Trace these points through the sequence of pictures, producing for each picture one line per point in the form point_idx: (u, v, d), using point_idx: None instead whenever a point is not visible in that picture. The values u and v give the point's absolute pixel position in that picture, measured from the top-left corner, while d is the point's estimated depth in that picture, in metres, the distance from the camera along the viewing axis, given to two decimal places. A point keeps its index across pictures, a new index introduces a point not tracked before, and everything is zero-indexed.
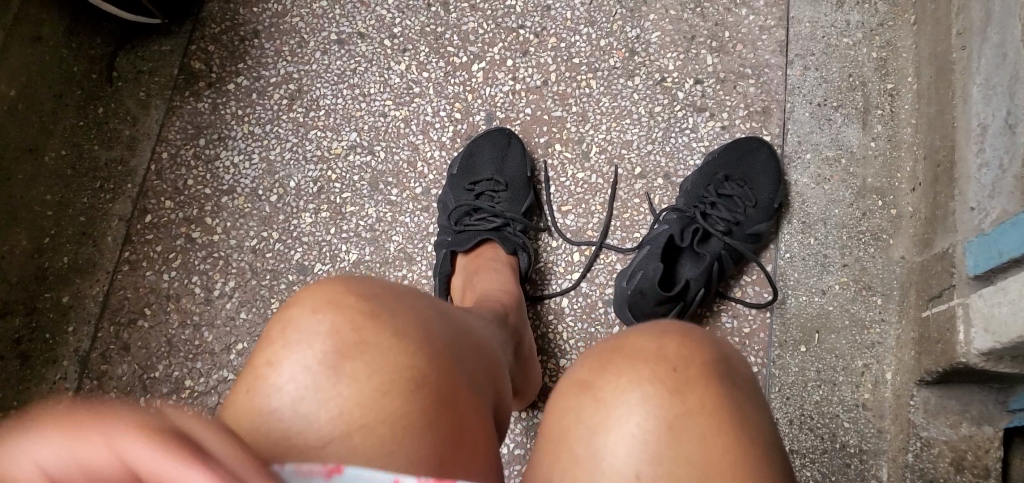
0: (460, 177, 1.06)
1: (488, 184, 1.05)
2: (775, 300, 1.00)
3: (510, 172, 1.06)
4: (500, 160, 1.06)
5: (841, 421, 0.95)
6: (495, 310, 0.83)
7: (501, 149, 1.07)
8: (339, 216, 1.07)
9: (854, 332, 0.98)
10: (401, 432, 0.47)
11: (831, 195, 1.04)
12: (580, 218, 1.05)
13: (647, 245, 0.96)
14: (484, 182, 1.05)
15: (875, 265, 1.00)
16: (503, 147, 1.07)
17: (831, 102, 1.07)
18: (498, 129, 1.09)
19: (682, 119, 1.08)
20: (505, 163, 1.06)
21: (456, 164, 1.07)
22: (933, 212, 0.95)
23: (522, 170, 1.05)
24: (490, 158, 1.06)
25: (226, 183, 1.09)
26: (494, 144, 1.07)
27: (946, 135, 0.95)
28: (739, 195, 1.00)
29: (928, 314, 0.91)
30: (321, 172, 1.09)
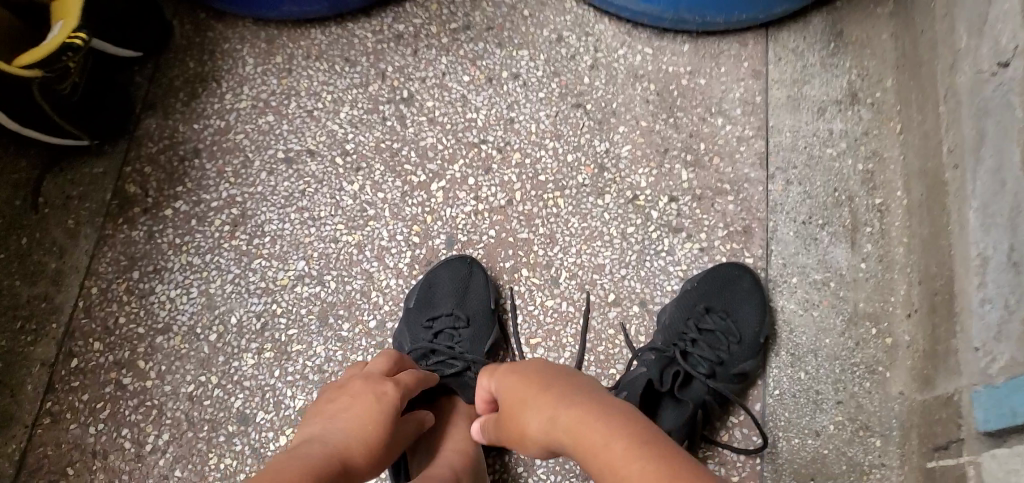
0: (417, 312, 0.97)
1: (448, 321, 0.96)
2: (766, 445, 0.92)
3: (471, 306, 0.97)
4: (459, 293, 0.97)
5: None
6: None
7: (462, 279, 0.98)
8: (283, 355, 0.97)
9: (853, 479, 0.89)
10: None
11: (820, 323, 0.97)
12: (550, 352, 0.96)
13: (624, 391, 0.87)
14: (443, 318, 0.96)
15: (871, 402, 0.91)
16: (464, 277, 0.98)
17: (816, 220, 1.01)
18: (458, 256, 1.00)
19: (657, 240, 1.00)
20: (466, 296, 0.97)
21: (412, 296, 0.97)
22: (932, 347, 0.86)
23: (486, 303, 0.97)
24: (449, 290, 0.97)
25: (161, 319, 1.00)
26: (454, 274, 0.98)
27: (942, 262, 0.86)
28: (723, 331, 0.94)
29: (934, 465, 0.82)
30: (266, 305, 1.00)
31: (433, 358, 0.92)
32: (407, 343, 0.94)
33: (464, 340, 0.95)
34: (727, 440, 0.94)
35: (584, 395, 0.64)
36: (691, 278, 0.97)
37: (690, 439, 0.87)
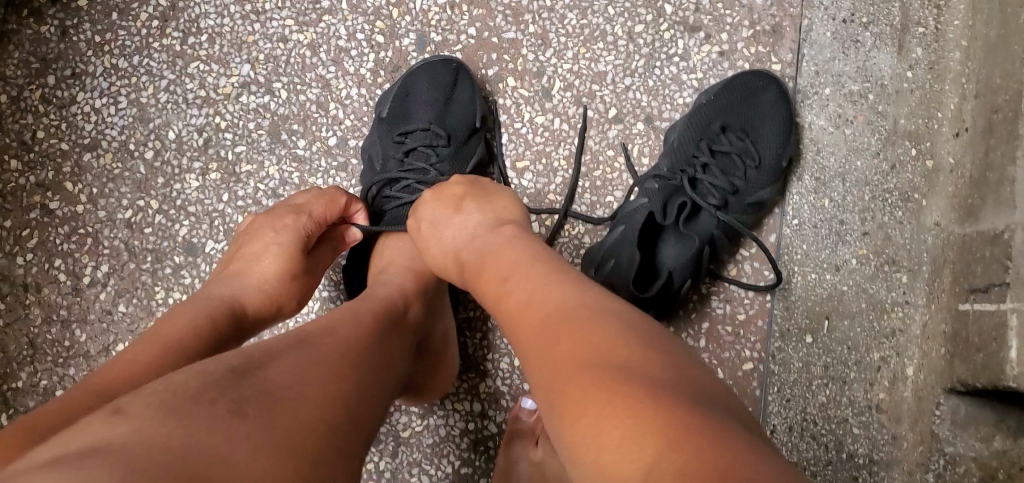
0: (389, 122, 0.82)
1: (425, 136, 0.83)
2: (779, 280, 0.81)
3: (455, 122, 0.83)
4: (441, 106, 0.83)
5: (850, 427, 0.80)
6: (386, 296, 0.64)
7: (443, 88, 0.82)
8: (231, 177, 0.84)
9: (871, 317, 0.80)
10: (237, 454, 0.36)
11: (852, 142, 0.84)
12: (539, 178, 0.83)
13: (622, 226, 0.77)
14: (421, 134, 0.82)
15: (902, 234, 0.79)
16: (446, 85, 0.82)
17: (860, 18, 0.85)
18: (439, 59, 0.83)
19: (670, 42, 0.84)
20: (449, 110, 0.83)
21: (384, 104, 0.83)
22: (983, 173, 0.72)
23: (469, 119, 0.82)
24: (427, 102, 0.83)
25: (87, 135, 0.85)
26: (434, 80, 0.82)
27: (1009, 71, 0.70)
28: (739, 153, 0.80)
29: (968, 308, 0.72)
30: (208, 118, 0.85)
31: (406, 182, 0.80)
32: (378, 161, 0.81)
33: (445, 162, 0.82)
34: (736, 275, 0.84)
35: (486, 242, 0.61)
36: (708, 89, 0.82)
37: (694, 277, 0.77)
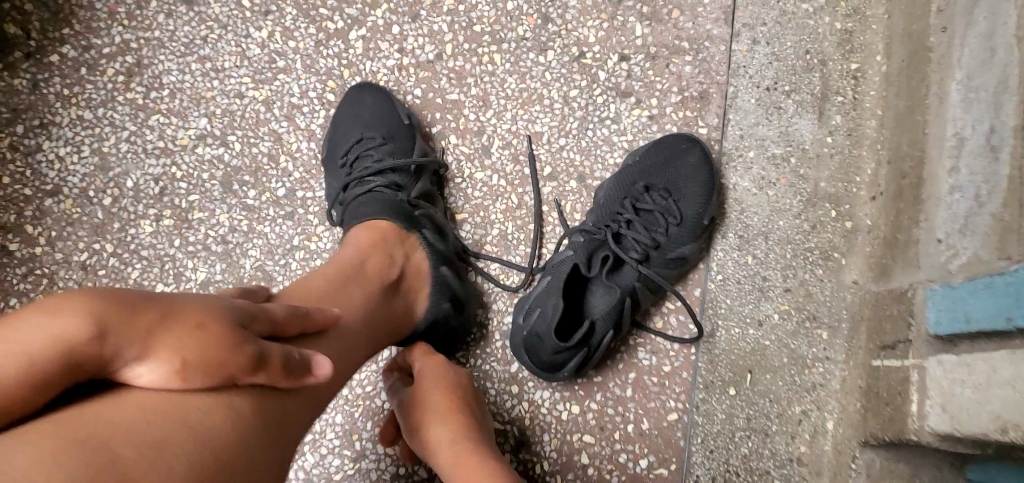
0: (331, 156, 0.87)
1: (363, 145, 0.86)
2: (701, 334, 0.86)
3: (386, 124, 0.87)
4: (375, 112, 0.88)
5: (771, 479, 0.81)
6: (375, 299, 0.72)
7: (373, 101, 0.88)
8: (184, 224, 0.88)
9: (792, 371, 0.82)
10: (220, 451, 0.46)
11: (776, 203, 0.88)
12: (477, 230, 0.88)
13: (548, 276, 0.82)
14: (363, 140, 0.86)
15: (823, 291, 0.82)
16: (365, 104, 0.88)
17: (782, 87, 0.89)
18: (365, 84, 0.89)
19: (602, 106, 0.89)
20: (379, 116, 0.87)
21: (328, 141, 0.88)
22: (894, 234, 0.77)
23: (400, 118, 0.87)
24: (352, 122, 0.88)
25: (50, 181, 0.90)
26: (360, 104, 0.88)
27: (915, 140, 0.76)
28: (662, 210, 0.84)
29: (880, 364, 0.75)
30: (165, 168, 0.90)
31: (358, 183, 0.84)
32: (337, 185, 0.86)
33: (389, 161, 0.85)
34: (661, 328, 0.89)
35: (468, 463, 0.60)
36: (636, 151, 0.87)
37: (615, 330, 0.80)
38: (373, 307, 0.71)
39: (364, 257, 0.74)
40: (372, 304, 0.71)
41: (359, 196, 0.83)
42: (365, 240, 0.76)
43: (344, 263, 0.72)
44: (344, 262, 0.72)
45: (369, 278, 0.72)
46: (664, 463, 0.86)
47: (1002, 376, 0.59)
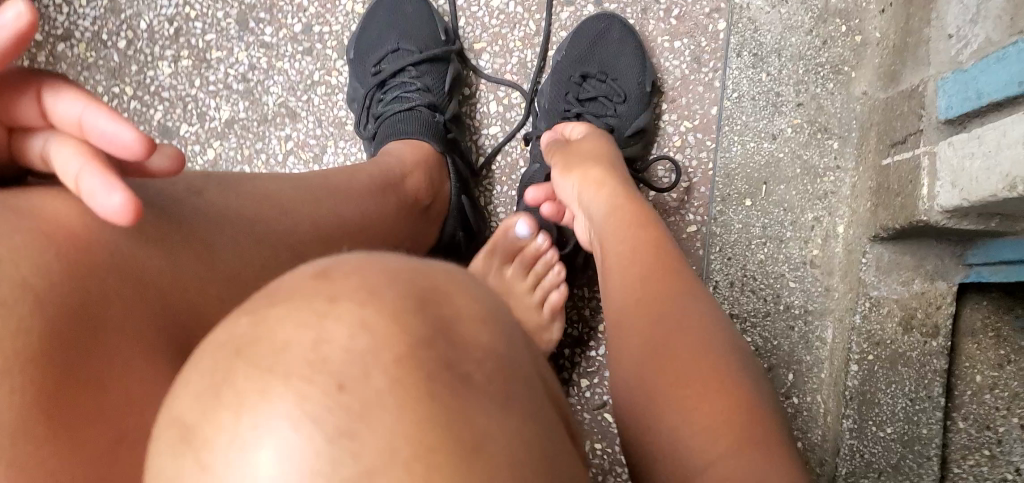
0: (360, 59, 0.89)
1: (395, 56, 0.89)
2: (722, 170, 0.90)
3: (423, 36, 0.90)
4: (413, 27, 0.90)
5: (786, 280, 0.87)
6: (403, 196, 0.76)
7: (410, 12, 0.90)
8: (203, 63, 0.89)
9: (805, 181, 0.87)
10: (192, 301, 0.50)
11: (788, 20, 0.88)
12: (496, 59, 0.91)
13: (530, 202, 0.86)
14: (399, 50, 0.89)
15: (833, 104, 0.87)
16: (398, 9, 0.91)
17: None
18: None
19: None
20: (414, 28, 0.90)
21: (350, 46, 0.89)
22: (903, 39, 0.81)
23: (434, 35, 0.89)
24: (393, 26, 0.90)
25: (60, 25, 0.88)
26: (392, 9, 0.90)
27: None
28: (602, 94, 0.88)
29: (889, 164, 0.80)
30: (177, 8, 0.89)
31: (392, 92, 0.88)
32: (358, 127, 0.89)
33: (426, 74, 0.89)
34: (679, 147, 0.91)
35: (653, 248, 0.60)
36: (561, 47, 0.90)
37: None
38: (407, 217, 0.76)
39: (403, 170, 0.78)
40: (408, 210, 0.77)
41: (394, 117, 0.86)
42: (415, 159, 0.80)
43: (386, 170, 0.76)
44: (393, 174, 0.76)
45: (408, 194, 0.77)
46: None
47: (1017, 140, 0.62)
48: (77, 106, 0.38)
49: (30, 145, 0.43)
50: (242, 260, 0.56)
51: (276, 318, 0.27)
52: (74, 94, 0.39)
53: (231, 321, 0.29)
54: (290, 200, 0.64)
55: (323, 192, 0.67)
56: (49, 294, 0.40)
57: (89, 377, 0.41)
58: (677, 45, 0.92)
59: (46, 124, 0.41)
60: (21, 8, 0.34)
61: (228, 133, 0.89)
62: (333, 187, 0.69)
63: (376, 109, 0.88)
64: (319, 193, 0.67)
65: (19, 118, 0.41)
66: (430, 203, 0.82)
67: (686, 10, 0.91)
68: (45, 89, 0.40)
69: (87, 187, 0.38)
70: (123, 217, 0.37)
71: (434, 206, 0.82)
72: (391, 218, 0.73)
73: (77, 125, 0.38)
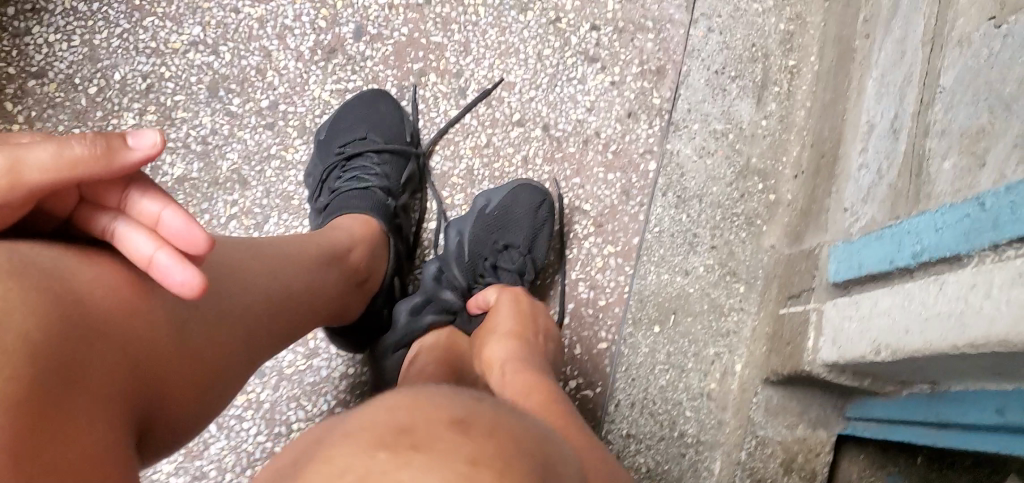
0: (328, 141, 0.94)
1: (363, 145, 0.94)
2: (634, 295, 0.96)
3: (391, 133, 0.96)
4: (382, 120, 0.96)
5: (682, 409, 0.92)
6: (347, 268, 0.77)
7: (383, 110, 0.96)
8: (166, 121, 0.94)
9: (711, 318, 0.93)
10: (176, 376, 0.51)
11: (711, 171, 0.98)
12: (446, 162, 0.98)
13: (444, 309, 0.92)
14: (367, 140, 0.94)
15: (743, 251, 0.95)
16: (374, 105, 0.96)
17: (729, 71, 1.00)
18: (379, 92, 0.97)
19: (571, 67, 1.01)
20: (385, 124, 0.96)
21: (322, 128, 0.95)
22: (809, 205, 0.89)
23: (401, 136, 0.96)
24: (364, 116, 0.96)
25: (36, 64, 0.94)
26: (368, 105, 0.96)
27: (834, 126, 0.89)
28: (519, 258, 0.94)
29: (785, 313, 0.87)
30: (155, 67, 0.95)
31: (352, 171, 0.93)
32: (310, 198, 0.92)
33: (387, 163, 0.95)
34: (602, 267, 0.98)
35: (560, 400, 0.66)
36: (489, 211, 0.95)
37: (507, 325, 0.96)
38: (343, 292, 0.76)
39: (350, 245, 0.79)
40: (349, 281, 0.77)
41: (347, 194, 0.90)
42: (360, 235, 0.82)
43: (334, 239, 0.77)
44: (342, 244, 0.77)
45: (351, 267, 0.78)
46: (591, 386, 0.95)
47: (888, 311, 0.68)
48: (158, 205, 0.44)
49: (93, 221, 0.46)
50: (216, 324, 0.55)
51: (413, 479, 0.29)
52: (156, 193, 0.45)
53: (366, 452, 0.31)
54: (277, 260, 0.65)
55: (271, 252, 0.65)
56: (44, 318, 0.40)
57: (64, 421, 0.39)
58: (611, 177, 1.00)
59: (118, 207, 0.45)
60: (156, 138, 0.40)
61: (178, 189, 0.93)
62: (285, 253, 0.67)
63: (333, 183, 0.91)
64: (273, 256, 0.65)
65: (99, 198, 0.45)
66: (368, 276, 0.82)
67: (623, 147, 1.00)
68: (132, 184, 0.44)
69: (163, 264, 0.44)
70: (192, 291, 0.44)
71: (369, 282, 0.83)
72: (332, 287, 0.73)
73: (154, 219, 0.44)
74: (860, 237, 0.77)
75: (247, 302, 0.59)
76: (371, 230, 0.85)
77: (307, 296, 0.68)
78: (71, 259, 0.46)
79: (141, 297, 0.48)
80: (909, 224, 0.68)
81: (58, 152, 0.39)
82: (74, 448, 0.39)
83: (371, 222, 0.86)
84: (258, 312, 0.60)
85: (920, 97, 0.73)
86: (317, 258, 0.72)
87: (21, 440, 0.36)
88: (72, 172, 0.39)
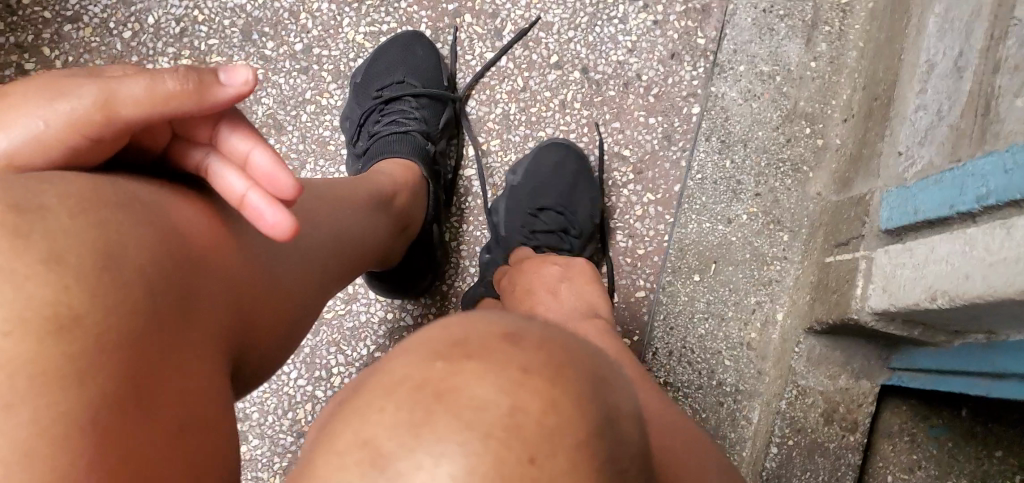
0: (365, 84, 0.93)
1: (400, 88, 0.93)
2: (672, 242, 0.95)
3: (428, 77, 0.94)
4: (420, 63, 0.94)
5: (722, 358, 0.91)
6: (392, 211, 0.76)
7: (421, 52, 0.94)
8: (201, 66, 0.93)
9: (753, 267, 0.92)
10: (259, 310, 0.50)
11: (757, 115, 0.94)
12: (482, 106, 0.96)
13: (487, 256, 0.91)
14: (404, 84, 0.93)
15: (789, 199, 0.92)
16: (412, 47, 0.94)
17: (778, 10, 0.96)
18: (417, 34, 0.95)
19: (612, 6, 0.97)
20: (423, 66, 0.94)
21: (359, 71, 0.93)
22: (859, 150, 0.85)
23: (438, 80, 0.94)
24: (401, 60, 0.94)
25: (70, 8, 0.93)
26: (405, 47, 0.94)
27: (890, 67, 0.84)
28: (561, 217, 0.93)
29: (831, 261, 0.84)
30: (187, 10, 0.94)
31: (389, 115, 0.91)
32: (348, 141, 0.91)
33: (425, 107, 0.94)
34: (641, 215, 0.97)
35: (608, 342, 0.66)
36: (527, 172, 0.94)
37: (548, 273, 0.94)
38: (391, 236, 0.75)
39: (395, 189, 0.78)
40: (395, 224, 0.76)
41: (385, 138, 0.89)
42: (405, 179, 0.81)
43: (380, 183, 0.76)
44: (388, 189, 0.76)
45: (394, 211, 0.76)
46: (627, 334, 0.96)
47: (947, 257, 0.65)
48: (249, 142, 0.45)
49: (188, 155, 0.47)
50: (287, 263, 0.54)
51: (475, 377, 0.29)
52: (246, 130, 0.45)
53: (421, 362, 0.30)
54: (334, 198, 0.64)
55: (328, 193, 0.63)
56: (136, 244, 0.40)
57: (163, 358, 0.39)
58: (652, 121, 0.97)
59: (210, 142, 0.46)
60: (249, 76, 0.41)
61: None
62: (340, 195, 0.65)
63: (371, 126, 0.90)
64: (327, 194, 0.63)
65: (190, 133, 0.46)
66: (411, 220, 0.81)
67: (665, 90, 0.97)
68: (222, 120, 0.45)
69: (255, 202, 0.44)
70: (284, 231, 0.45)
71: (409, 227, 0.82)
72: (383, 228, 0.72)
73: (243, 156, 0.45)
74: (913, 184, 0.73)
75: (314, 237, 0.58)
76: (412, 174, 0.83)
77: (362, 235, 0.67)
78: (152, 189, 0.45)
79: (216, 229, 0.48)
80: (971, 166, 0.65)
81: (151, 87, 0.40)
82: (171, 379, 0.39)
83: (410, 168, 0.84)
84: (324, 247, 0.59)
85: (992, 33, 0.68)
86: (369, 200, 0.71)
87: (119, 380, 0.36)
88: (167, 107, 0.40)
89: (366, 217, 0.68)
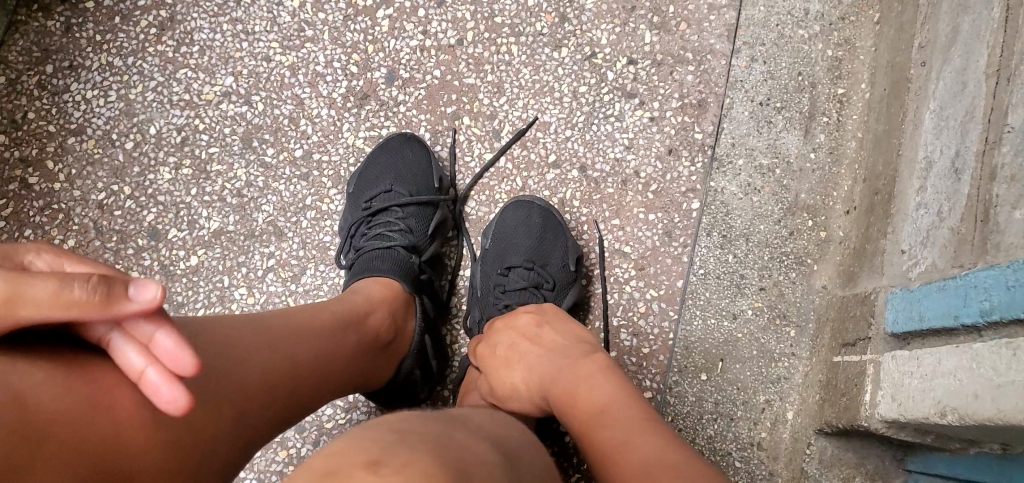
0: (356, 195, 0.93)
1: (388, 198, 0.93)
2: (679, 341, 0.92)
3: (417, 183, 0.94)
4: (408, 170, 0.94)
5: (732, 459, 0.88)
6: (364, 333, 0.74)
7: (410, 158, 0.95)
8: (201, 174, 0.95)
9: (761, 364, 0.90)
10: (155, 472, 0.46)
11: (758, 208, 0.94)
12: (482, 206, 0.96)
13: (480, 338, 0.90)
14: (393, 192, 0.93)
15: (794, 292, 0.91)
16: (400, 155, 0.95)
17: (774, 102, 0.96)
18: (408, 139, 0.96)
19: (609, 104, 0.98)
20: (411, 173, 0.94)
21: (350, 182, 0.94)
22: (863, 245, 0.85)
23: (428, 185, 0.95)
24: (389, 167, 0.95)
25: (75, 120, 0.96)
26: (393, 155, 0.95)
27: (889, 161, 0.84)
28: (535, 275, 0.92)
29: (840, 361, 0.83)
30: (188, 120, 0.96)
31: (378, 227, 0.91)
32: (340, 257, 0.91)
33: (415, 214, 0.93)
34: (645, 312, 0.94)
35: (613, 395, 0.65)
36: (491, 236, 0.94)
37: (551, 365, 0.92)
38: (363, 360, 0.72)
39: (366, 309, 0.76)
40: (367, 349, 0.74)
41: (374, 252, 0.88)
42: (379, 297, 0.80)
43: (351, 308, 0.74)
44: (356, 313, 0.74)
45: (369, 333, 0.75)
46: None
47: (954, 371, 0.64)
48: (153, 325, 0.41)
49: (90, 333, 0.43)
50: (205, 418, 0.51)
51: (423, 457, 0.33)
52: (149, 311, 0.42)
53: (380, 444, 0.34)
54: (285, 338, 0.62)
55: (278, 330, 0.62)
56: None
57: None
58: (652, 217, 0.96)
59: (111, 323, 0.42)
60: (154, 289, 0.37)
61: (214, 243, 0.94)
62: (298, 329, 0.65)
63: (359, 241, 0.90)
64: (285, 334, 0.62)
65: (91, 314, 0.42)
66: (392, 337, 0.79)
67: (664, 187, 0.96)
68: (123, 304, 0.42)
69: (152, 380, 0.41)
70: (179, 409, 0.41)
71: (394, 346, 0.80)
72: (349, 355, 0.70)
73: (146, 337, 0.41)
74: (920, 287, 0.72)
75: (246, 387, 0.55)
76: (390, 291, 0.82)
77: (318, 371, 0.64)
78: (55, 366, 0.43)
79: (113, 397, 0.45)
80: (974, 275, 0.64)
81: (55, 291, 0.37)
82: None
83: (392, 286, 0.83)
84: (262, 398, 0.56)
85: (987, 136, 0.66)
86: (330, 330, 0.69)
87: None
88: (67, 312, 0.37)
89: (324, 350, 0.66)
